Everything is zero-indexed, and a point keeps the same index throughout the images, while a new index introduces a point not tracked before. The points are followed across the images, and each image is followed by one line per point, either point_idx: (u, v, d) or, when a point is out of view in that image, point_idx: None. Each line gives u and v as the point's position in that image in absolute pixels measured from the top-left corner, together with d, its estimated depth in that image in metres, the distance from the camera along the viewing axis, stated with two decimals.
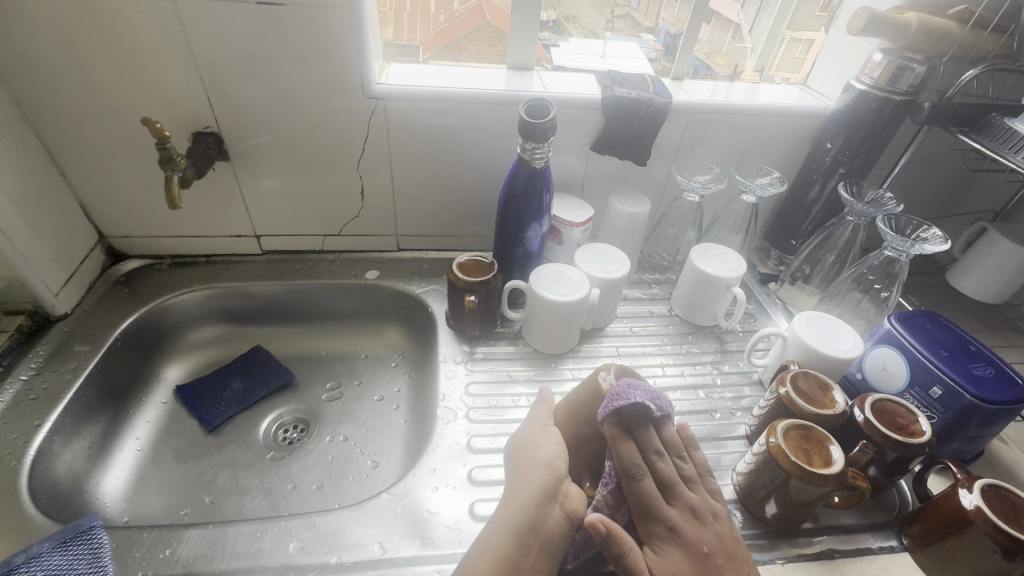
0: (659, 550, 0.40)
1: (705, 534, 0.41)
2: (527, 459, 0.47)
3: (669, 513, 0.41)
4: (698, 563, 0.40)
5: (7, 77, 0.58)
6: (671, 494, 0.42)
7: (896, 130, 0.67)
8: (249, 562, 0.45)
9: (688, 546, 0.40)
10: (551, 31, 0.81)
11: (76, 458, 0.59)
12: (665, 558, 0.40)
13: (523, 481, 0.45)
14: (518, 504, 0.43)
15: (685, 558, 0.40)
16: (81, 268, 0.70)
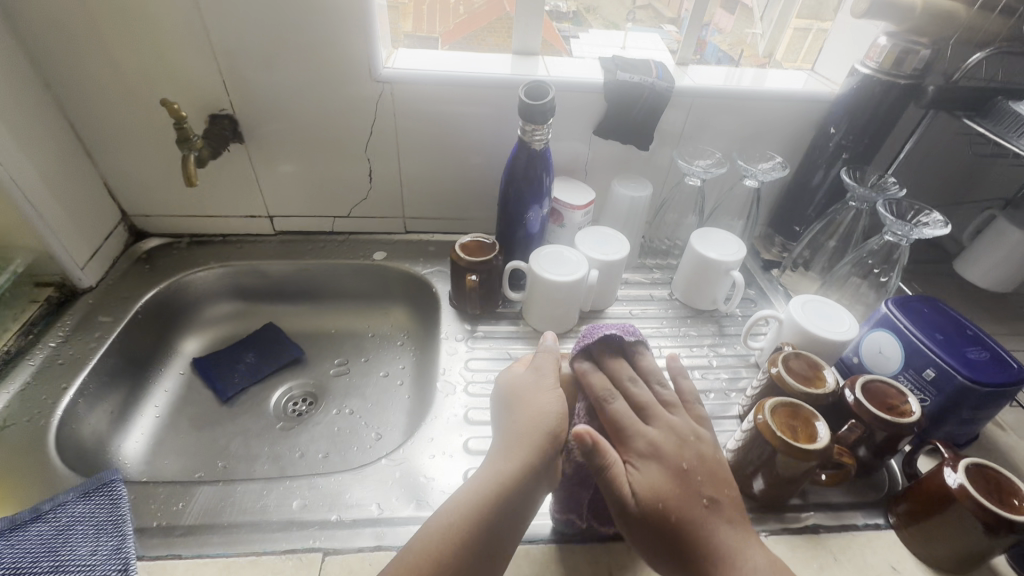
0: (640, 467, 0.44)
1: (683, 452, 0.44)
2: (519, 415, 0.48)
3: (648, 433, 0.45)
4: (678, 478, 0.43)
5: (38, 60, 0.62)
6: (649, 414, 0.47)
7: (901, 115, 0.67)
8: (255, 517, 0.48)
9: (668, 462, 0.44)
10: (571, 22, 0.82)
11: (100, 421, 0.63)
12: (645, 472, 0.43)
13: (514, 440, 0.46)
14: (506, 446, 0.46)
15: (663, 472, 0.43)
16: (106, 244, 0.74)
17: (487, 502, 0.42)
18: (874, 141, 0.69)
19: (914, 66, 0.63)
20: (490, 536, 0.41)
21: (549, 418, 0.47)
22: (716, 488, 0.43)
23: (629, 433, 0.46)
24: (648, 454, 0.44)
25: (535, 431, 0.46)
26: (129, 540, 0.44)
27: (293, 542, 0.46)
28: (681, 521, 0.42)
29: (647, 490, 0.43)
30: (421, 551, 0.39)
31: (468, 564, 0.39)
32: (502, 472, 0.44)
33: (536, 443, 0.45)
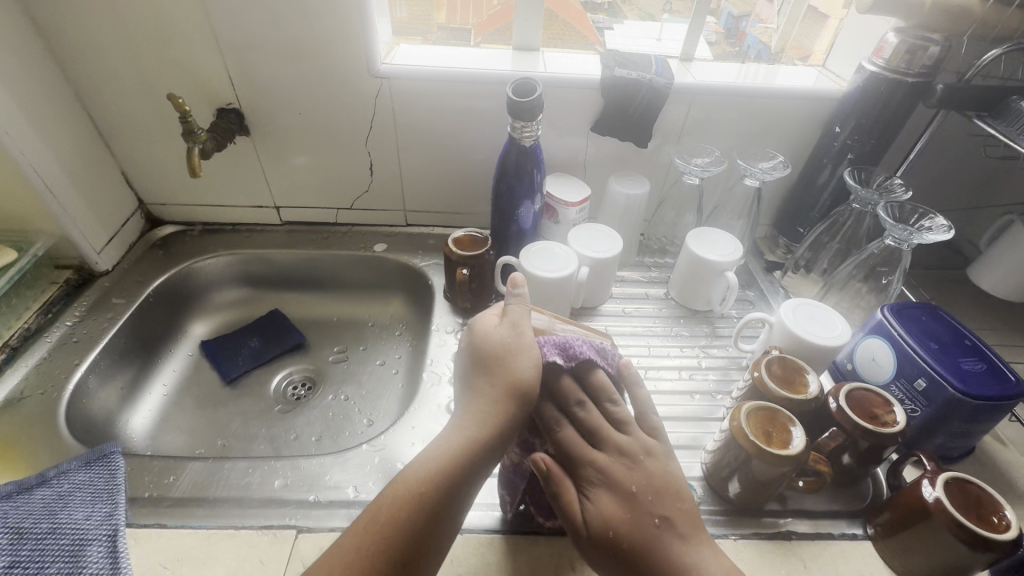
0: (592, 494, 0.44)
1: (635, 475, 0.44)
2: (488, 379, 0.47)
3: (599, 458, 0.45)
4: (629, 504, 0.43)
5: (59, 56, 0.66)
6: (599, 438, 0.46)
7: (909, 115, 0.64)
8: (239, 494, 0.51)
9: (620, 488, 0.43)
10: (607, 13, 0.80)
11: (110, 396, 0.67)
12: (596, 502, 0.43)
13: (477, 411, 0.46)
14: (469, 415, 0.46)
15: (615, 499, 0.43)
16: (123, 231, 0.78)
17: (443, 472, 0.43)
18: (881, 141, 0.66)
19: (924, 63, 0.61)
20: (443, 504, 0.42)
21: (518, 387, 0.46)
22: (669, 509, 0.43)
23: (582, 460, 0.45)
24: (600, 483, 0.44)
25: (500, 402, 0.46)
26: (120, 508, 0.48)
27: (271, 519, 0.49)
28: (634, 549, 0.41)
29: (603, 519, 0.42)
30: (373, 517, 0.41)
31: (422, 524, 0.41)
32: (461, 444, 0.44)
33: (498, 415, 0.45)
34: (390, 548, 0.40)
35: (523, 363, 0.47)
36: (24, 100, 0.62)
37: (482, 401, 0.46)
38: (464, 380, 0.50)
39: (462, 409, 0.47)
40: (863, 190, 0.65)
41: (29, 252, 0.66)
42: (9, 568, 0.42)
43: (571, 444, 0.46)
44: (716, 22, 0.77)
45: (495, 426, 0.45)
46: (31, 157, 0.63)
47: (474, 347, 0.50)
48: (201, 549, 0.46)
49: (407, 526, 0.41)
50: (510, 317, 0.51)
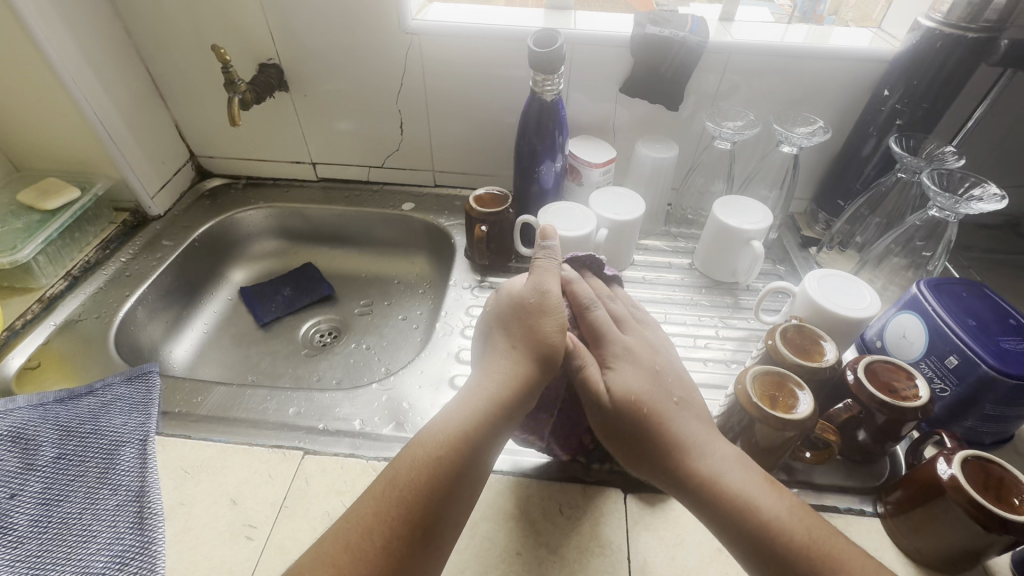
0: (616, 369, 0.48)
1: (655, 360, 0.50)
2: (513, 342, 0.49)
3: (623, 341, 0.51)
4: (651, 380, 0.48)
5: (120, 10, 0.71)
6: (625, 328, 0.53)
7: (970, 76, 0.59)
8: (257, 417, 0.54)
9: (642, 364, 0.49)
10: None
11: (154, 328, 0.73)
12: (620, 374, 0.48)
13: (500, 375, 0.47)
14: (493, 373, 0.47)
15: (639, 375, 0.48)
16: (174, 179, 0.84)
17: (464, 437, 0.42)
18: (934, 107, 0.61)
19: (988, 17, 0.55)
20: (466, 468, 0.41)
21: (543, 344, 0.48)
22: (682, 394, 0.48)
23: (609, 337, 0.51)
24: (625, 359, 0.49)
25: (527, 364, 0.47)
26: (152, 418, 0.53)
27: (282, 441, 0.52)
28: (656, 416, 0.45)
29: (629, 386, 0.47)
30: (391, 481, 0.40)
31: (448, 482, 0.40)
32: (483, 406, 0.44)
33: (523, 376, 0.46)
34: (408, 512, 0.39)
35: (548, 324, 0.49)
36: (88, 51, 0.67)
37: (504, 365, 0.47)
38: (485, 344, 0.51)
39: (482, 372, 0.48)
40: (910, 157, 0.61)
41: (91, 193, 0.73)
42: (58, 459, 0.49)
43: (600, 322, 0.51)
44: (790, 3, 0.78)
45: (520, 386, 0.46)
46: (93, 104, 0.69)
47: (501, 305, 0.52)
48: (218, 460, 0.50)
49: (423, 491, 0.39)
50: (536, 273, 0.53)
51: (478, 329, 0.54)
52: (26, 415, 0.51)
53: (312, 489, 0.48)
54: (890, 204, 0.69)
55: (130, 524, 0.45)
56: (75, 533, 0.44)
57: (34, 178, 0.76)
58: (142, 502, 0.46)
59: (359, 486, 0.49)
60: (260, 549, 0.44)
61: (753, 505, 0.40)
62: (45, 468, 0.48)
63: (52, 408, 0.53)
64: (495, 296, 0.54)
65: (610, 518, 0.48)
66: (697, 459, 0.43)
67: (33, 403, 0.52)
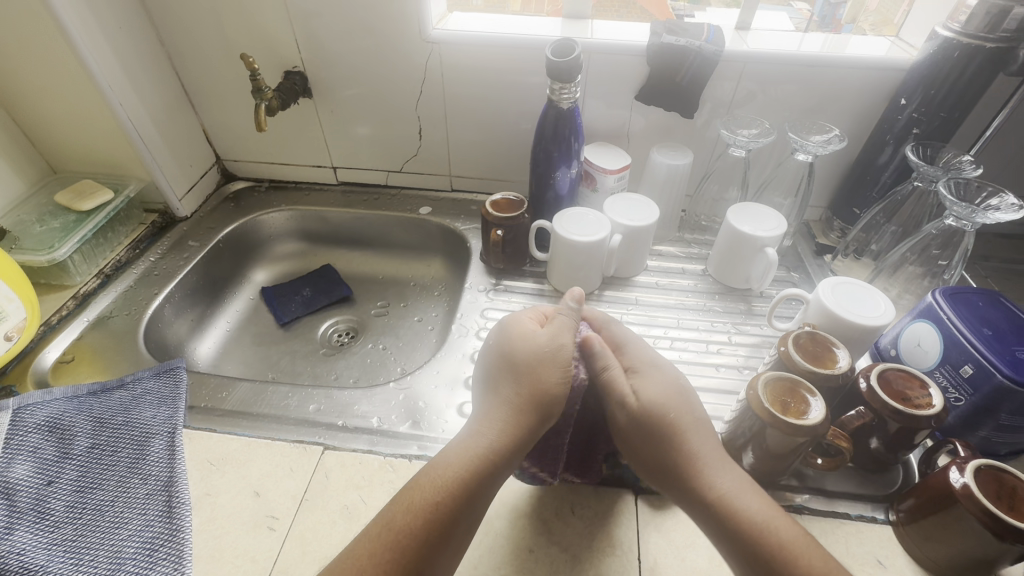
0: (642, 378, 0.49)
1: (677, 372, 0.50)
2: (516, 392, 0.47)
3: (646, 351, 0.51)
4: (675, 390, 0.48)
5: (155, 21, 0.74)
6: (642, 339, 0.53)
7: (987, 86, 0.59)
8: (279, 413, 0.56)
9: (665, 374, 0.49)
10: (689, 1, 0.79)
11: (180, 324, 0.76)
12: (647, 382, 0.48)
13: (501, 417, 0.46)
14: (493, 424, 0.46)
15: (663, 384, 0.48)
16: (201, 182, 0.87)
17: (458, 488, 0.42)
18: (952, 116, 0.61)
19: (1006, 27, 0.55)
20: (459, 517, 0.42)
21: (547, 396, 0.46)
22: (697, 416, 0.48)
23: (630, 347, 0.51)
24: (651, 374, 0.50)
25: (534, 415, 0.45)
26: (180, 412, 0.55)
27: (303, 436, 0.54)
28: (669, 427, 0.45)
29: (648, 396, 0.47)
30: (386, 525, 0.41)
31: (439, 533, 0.41)
32: (481, 454, 0.44)
33: (526, 419, 0.45)
34: (403, 556, 0.39)
35: (553, 377, 0.47)
36: (123, 59, 0.70)
37: (508, 404, 0.46)
38: (487, 383, 0.50)
39: (481, 419, 0.47)
40: (926, 166, 0.61)
41: (123, 195, 0.76)
42: (91, 448, 0.51)
43: (619, 338, 0.52)
44: (812, 8, 0.78)
45: (518, 440, 0.45)
46: (128, 111, 0.72)
47: (511, 349, 0.50)
48: (242, 453, 0.52)
49: (418, 536, 0.40)
50: (555, 325, 0.50)
51: (479, 364, 0.52)
52: (62, 406, 0.54)
53: (332, 484, 0.50)
54: (906, 212, 0.69)
55: (159, 512, 0.47)
56: (107, 520, 0.46)
57: (70, 180, 0.79)
58: (170, 492, 0.48)
59: (376, 481, 0.50)
60: (282, 539, 0.46)
61: (769, 529, 0.40)
62: (79, 457, 0.50)
63: (86, 400, 0.55)
64: (501, 330, 0.52)
65: (622, 519, 0.49)
66: (715, 473, 0.44)
67: (69, 395, 0.55)
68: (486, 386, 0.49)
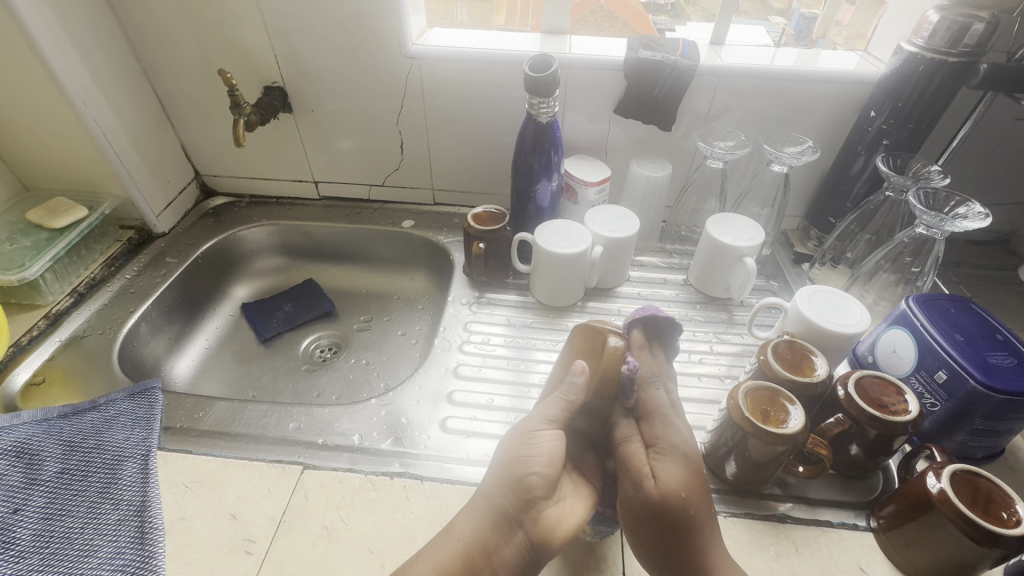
0: (661, 466, 0.44)
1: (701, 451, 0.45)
2: (534, 468, 0.42)
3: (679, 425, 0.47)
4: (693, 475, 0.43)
5: (132, 38, 0.74)
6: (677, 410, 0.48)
7: (951, 99, 0.61)
8: (258, 432, 0.55)
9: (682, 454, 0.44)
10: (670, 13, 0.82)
11: (156, 343, 0.74)
12: (665, 467, 0.43)
13: (513, 483, 0.42)
14: (473, 511, 0.42)
15: (682, 470, 0.43)
16: (179, 199, 0.86)
17: (449, 566, 0.39)
18: (919, 127, 0.63)
19: (967, 42, 0.57)
20: None
21: (525, 481, 0.42)
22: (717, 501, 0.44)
23: (660, 419, 0.47)
24: (680, 449, 0.45)
25: (542, 485, 0.42)
26: (154, 434, 0.53)
27: (282, 455, 0.53)
28: (673, 524, 0.42)
29: (656, 487, 0.43)
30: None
31: None
32: (465, 537, 0.41)
33: (531, 491, 0.41)
34: None
35: (533, 458, 0.42)
36: (98, 75, 0.70)
37: (526, 474, 0.42)
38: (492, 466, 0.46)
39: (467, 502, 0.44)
40: (896, 176, 0.62)
41: (98, 211, 0.75)
42: (61, 473, 0.49)
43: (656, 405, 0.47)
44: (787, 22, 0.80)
45: (496, 528, 0.41)
46: (103, 128, 0.71)
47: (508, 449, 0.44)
48: (219, 474, 0.51)
49: None
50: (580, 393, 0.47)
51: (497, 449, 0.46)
52: (31, 431, 0.52)
53: (311, 504, 0.49)
54: (879, 221, 0.71)
55: (131, 538, 0.45)
56: (76, 548, 0.44)
57: (42, 197, 0.77)
58: (143, 517, 0.47)
59: (357, 500, 0.50)
60: (259, 563, 0.45)
61: None
62: (47, 483, 0.49)
63: (56, 424, 0.53)
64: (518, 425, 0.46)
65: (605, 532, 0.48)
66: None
67: (38, 419, 0.53)
68: (514, 448, 0.43)
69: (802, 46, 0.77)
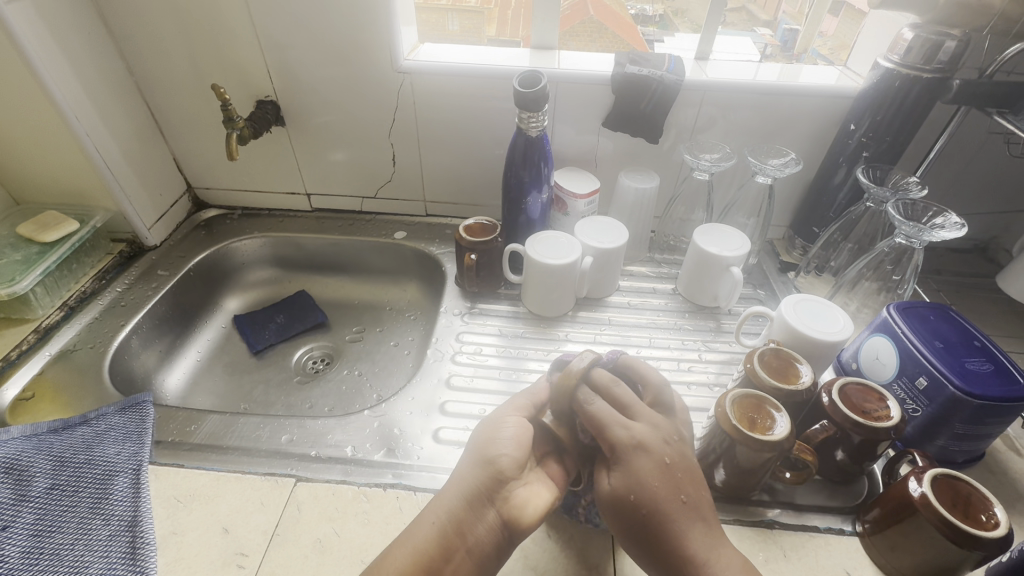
0: (618, 471, 0.44)
1: (668, 448, 0.44)
2: (503, 450, 0.45)
3: (636, 428, 0.44)
4: (661, 473, 0.43)
5: (125, 53, 0.74)
6: (631, 412, 0.46)
7: (927, 113, 0.63)
8: (250, 445, 0.55)
9: (647, 455, 0.43)
10: (659, 27, 0.83)
11: (147, 356, 0.74)
12: (621, 473, 0.43)
13: (482, 463, 0.45)
14: (453, 494, 0.44)
15: (645, 469, 0.43)
16: (171, 211, 0.86)
17: (425, 549, 0.42)
18: (897, 140, 0.65)
19: (941, 58, 0.59)
20: None
21: (493, 464, 0.44)
22: (693, 491, 0.43)
23: (612, 429, 0.44)
24: (633, 449, 0.43)
25: (510, 466, 0.44)
26: (146, 448, 0.53)
27: (275, 468, 0.53)
28: (639, 519, 0.42)
29: (617, 486, 0.43)
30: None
31: None
32: (441, 517, 0.43)
33: (501, 471, 0.44)
34: None
35: (501, 441, 0.45)
36: (91, 89, 0.70)
37: (496, 454, 0.45)
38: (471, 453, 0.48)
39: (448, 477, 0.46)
40: (876, 188, 0.65)
41: (89, 224, 0.75)
42: (50, 489, 0.49)
43: (601, 415, 0.45)
44: (771, 34, 0.81)
45: (468, 504, 0.43)
46: (95, 141, 0.71)
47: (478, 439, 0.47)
48: (211, 488, 0.51)
49: None
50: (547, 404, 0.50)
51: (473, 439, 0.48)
52: (20, 446, 0.52)
53: (304, 516, 0.49)
54: (860, 231, 0.73)
55: (122, 554, 0.45)
56: (66, 564, 0.44)
57: (33, 211, 0.77)
58: (134, 532, 0.47)
59: (350, 512, 0.50)
60: None
61: None
62: (37, 499, 0.48)
63: (45, 439, 0.53)
64: (490, 419, 0.48)
65: (597, 541, 0.49)
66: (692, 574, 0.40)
67: (27, 434, 0.53)
68: (484, 434, 0.47)
69: (786, 59, 0.79)
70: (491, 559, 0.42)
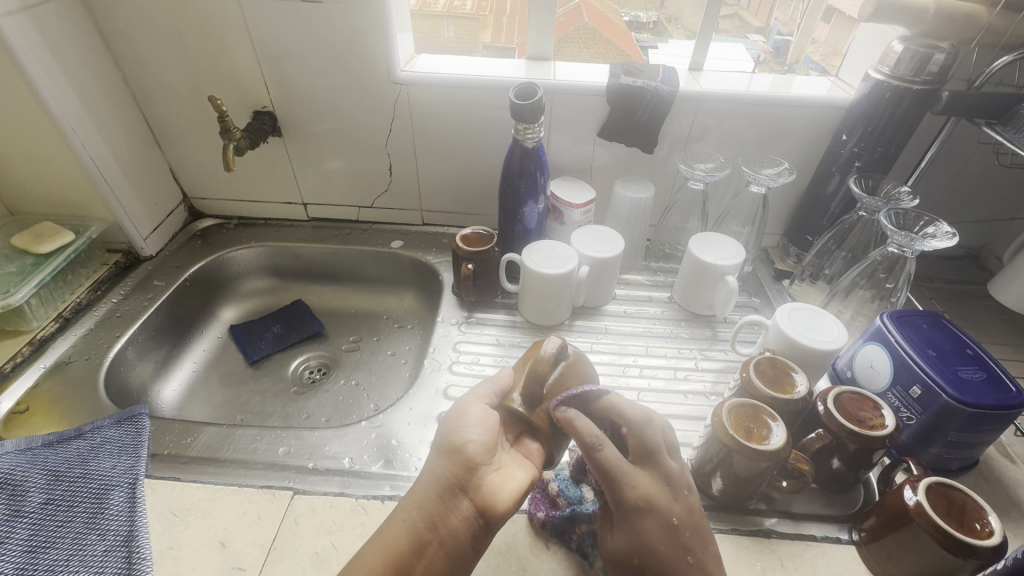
0: (627, 526, 0.44)
1: (678, 507, 0.44)
2: (469, 437, 0.45)
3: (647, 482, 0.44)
4: (669, 532, 0.43)
5: (122, 64, 0.74)
6: (648, 461, 0.45)
7: (917, 124, 0.64)
8: (246, 457, 0.55)
9: (657, 512, 0.43)
10: (652, 31, 0.84)
11: (142, 367, 0.73)
12: (630, 529, 0.44)
13: (452, 453, 0.45)
14: (426, 486, 0.44)
15: (652, 525, 0.43)
16: (167, 221, 0.86)
17: (397, 547, 0.41)
18: (888, 150, 0.66)
19: (930, 70, 0.60)
20: None
21: (462, 454, 0.44)
22: (700, 549, 0.44)
23: (624, 483, 0.43)
24: (643, 507, 0.43)
25: (478, 452, 0.44)
26: (142, 461, 0.53)
27: (272, 481, 0.53)
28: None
29: (621, 543, 0.44)
30: None
31: None
32: (411, 513, 0.43)
33: (470, 459, 0.44)
34: None
35: (467, 431, 0.46)
36: (88, 101, 0.70)
37: (464, 442, 0.45)
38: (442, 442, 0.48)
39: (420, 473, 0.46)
40: (868, 198, 0.65)
41: (85, 235, 0.75)
42: (45, 504, 0.49)
43: (613, 465, 0.43)
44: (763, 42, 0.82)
45: (440, 495, 0.43)
46: (92, 153, 0.71)
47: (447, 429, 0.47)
48: (208, 502, 0.51)
49: None
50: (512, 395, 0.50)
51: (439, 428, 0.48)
52: (15, 460, 0.51)
53: (301, 529, 0.49)
54: (854, 239, 0.73)
55: (118, 569, 0.45)
56: None
57: (28, 222, 0.77)
58: (130, 547, 0.46)
59: (348, 525, 0.50)
60: None
61: None
62: (31, 514, 0.48)
63: (40, 453, 0.53)
64: (456, 409, 0.48)
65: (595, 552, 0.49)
66: None
67: (22, 448, 0.53)
68: (448, 423, 0.47)
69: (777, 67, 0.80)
70: (464, 552, 0.42)
